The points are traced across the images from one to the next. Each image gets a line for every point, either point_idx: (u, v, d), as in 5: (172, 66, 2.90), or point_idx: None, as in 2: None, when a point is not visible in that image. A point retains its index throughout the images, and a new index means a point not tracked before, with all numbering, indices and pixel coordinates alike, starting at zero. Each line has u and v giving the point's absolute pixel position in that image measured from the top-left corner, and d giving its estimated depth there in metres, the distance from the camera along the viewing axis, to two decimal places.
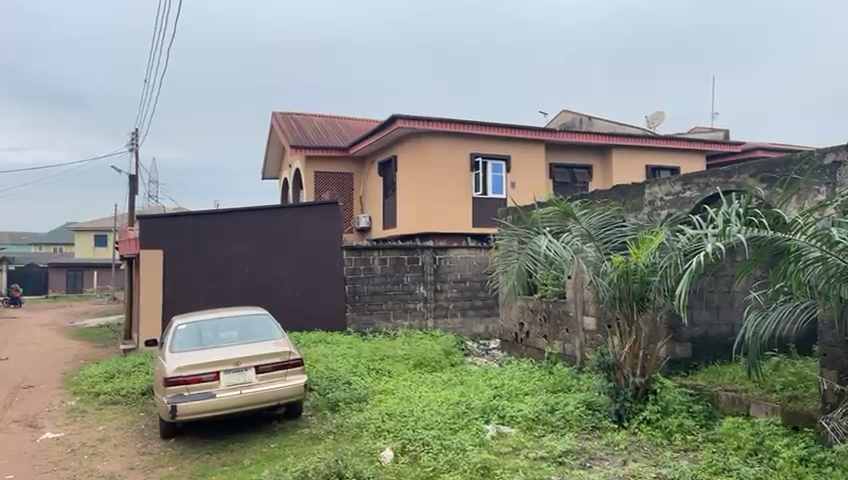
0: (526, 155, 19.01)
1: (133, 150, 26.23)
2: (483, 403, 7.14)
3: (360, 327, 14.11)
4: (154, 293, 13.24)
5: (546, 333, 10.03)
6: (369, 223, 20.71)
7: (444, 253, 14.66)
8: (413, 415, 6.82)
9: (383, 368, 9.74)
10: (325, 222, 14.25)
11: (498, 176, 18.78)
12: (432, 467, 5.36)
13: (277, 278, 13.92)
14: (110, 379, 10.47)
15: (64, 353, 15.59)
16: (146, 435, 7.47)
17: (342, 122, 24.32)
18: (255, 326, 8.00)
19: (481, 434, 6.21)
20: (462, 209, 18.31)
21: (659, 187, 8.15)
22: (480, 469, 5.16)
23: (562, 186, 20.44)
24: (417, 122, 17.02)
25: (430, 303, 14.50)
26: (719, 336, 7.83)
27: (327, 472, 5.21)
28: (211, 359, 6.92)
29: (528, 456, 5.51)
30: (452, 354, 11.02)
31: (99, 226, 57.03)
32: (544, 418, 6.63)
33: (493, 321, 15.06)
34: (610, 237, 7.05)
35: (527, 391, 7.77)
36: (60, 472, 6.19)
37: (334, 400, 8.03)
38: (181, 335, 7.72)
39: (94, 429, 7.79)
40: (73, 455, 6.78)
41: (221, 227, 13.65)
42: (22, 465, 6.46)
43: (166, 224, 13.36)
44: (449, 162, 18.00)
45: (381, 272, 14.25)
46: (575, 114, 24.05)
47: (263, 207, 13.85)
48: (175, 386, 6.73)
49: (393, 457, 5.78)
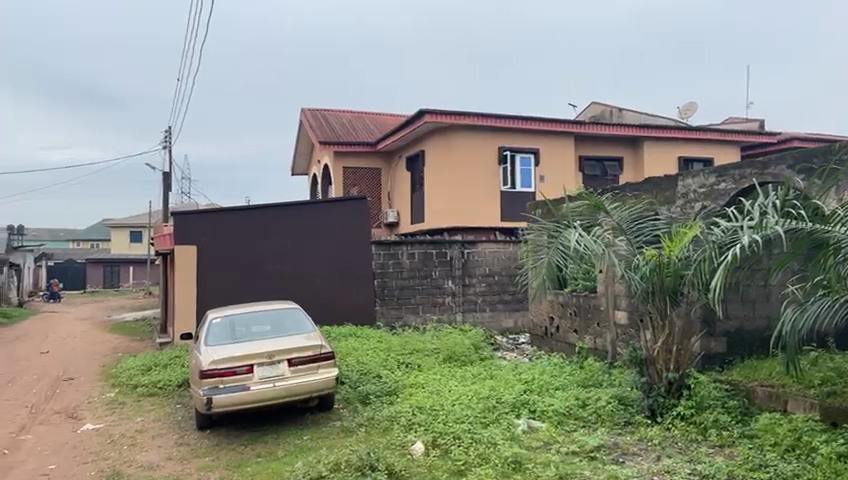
0: (555, 148, 18.86)
1: (166, 148, 26.71)
2: (514, 398, 7.12)
3: (389, 321, 14.23)
4: (188, 287, 13.46)
5: (577, 328, 9.95)
6: (397, 217, 20.76)
7: (472, 247, 14.68)
8: (443, 409, 6.83)
9: (412, 362, 9.78)
10: (354, 217, 14.31)
11: (527, 169, 18.71)
12: (463, 461, 5.37)
13: (307, 272, 14.06)
14: (146, 372, 10.71)
15: (101, 346, 15.97)
16: (182, 427, 7.61)
17: (370, 118, 24.41)
18: (287, 320, 8.11)
19: (512, 428, 6.20)
20: (491, 204, 18.22)
21: (692, 179, 7.99)
22: (511, 463, 5.16)
23: (593, 180, 20.22)
24: (445, 116, 17.01)
25: (458, 297, 14.54)
26: (754, 331, 7.70)
27: (360, 464, 5.25)
28: (244, 353, 7.04)
29: (560, 450, 5.48)
30: (481, 349, 11.01)
31: (134, 223, 58.19)
32: (575, 413, 6.58)
33: (522, 315, 15.00)
34: (643, 230, 6.98)
35: (557, 386, 7.72)
36: (100, 463, 6.35)
37: (365, 393, 8.12)
38: (215, 329, 7.86)
39: (132, 421, 7.99)
40: (111, 446, 6.96)
41: (253, 223, 13.83)
42: (63, 456, 6.64)
43: (199, 220, 13.55)
44: (477, 157, 17.96)
45: (409, 266, 14.36)
46: (606, 106, 23.77)
47: (293, 203, 13.98)
48: (210, 378, 6.85)
49: (424, 450, 5.82)
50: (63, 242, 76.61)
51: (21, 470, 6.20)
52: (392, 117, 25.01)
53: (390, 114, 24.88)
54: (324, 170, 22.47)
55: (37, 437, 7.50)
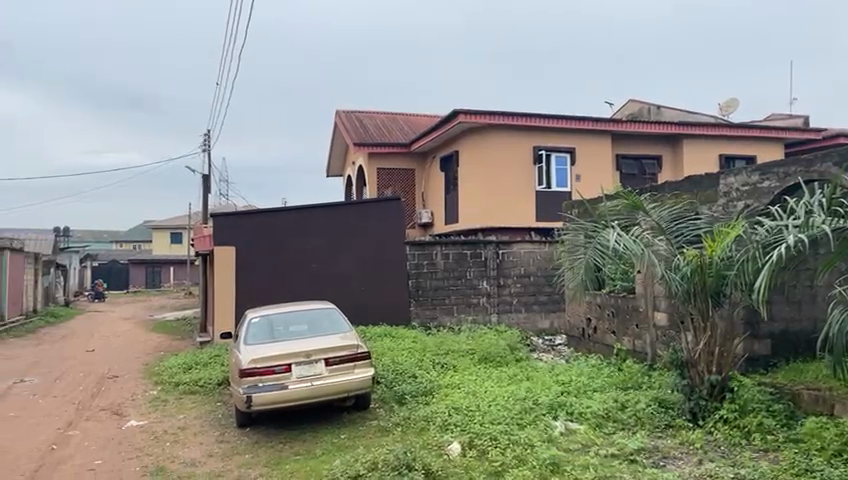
0: (591, 146, 18.64)
1: (205, 151, 27.25)
2: (551, 399, 7.06)
3: (423, 321, 14.26)
4: (227, 287, 13.71)
5: (615, 329, 9.82)
6: (431, 218, 20.79)
7: (507, 247, 14.60)
8: (479, 410, 6.81)
9: (448, 363, 9.76)
10: (389, 218, 14.38)
11: (562, 168, 18.54)
12: (500, 462, 5.35)
13: (342, 273, 14.18)
14: (188, 370, 10.95)
15: (144, 345, 16.37)
16: (223, 424, 7.76)
17: (404, 119, 24.49)
18: (323, 320, 8.20)
19: (549, 430, 6.15)
20: (525, 204, 18.08)
21: (735, 177, 7.80)
22: (549, 465, 5.12)
23: (630, 179, 19.90)
24: (479, 116, 16.97)
25: (493, 298, 14.48)
26: (800, 333, 7.48)
27: (396, 463, 5.26)
28: (282, 351, 7.13)
29: (599, 453, 5.42)
30: (517, 350, 10.96)
31: (175, 224, 59.57)
32: (613, 415, 6.50)
33: (558, 316, 14.86)
34: (682, 230, 6.87)
35: (595, 388, 7.63)
36: (145, 459, 6.51)
37: (400, 393, 8.16)
38: (253, 328, 7.99)
39: (174, 418, 8.17)
40: (155, 442, 7.14)
41: (290, 224, 14.00)
42: (110, 452, 6.82)
43: (238, 222, 13.79)
44: (511, 157, 17.87)
45: (443, 267, 14.36)
46: (643, 104, 23.40)
47: (328, 204, 14.10)
48: (249, 377, 6.96)
49: (460, 450, 5.82)
50: (107, 243, 78.71)
51: (69, 465, 6.39)
52: (426, 118, 25.06)
53: (424, 115, 24.93)
54: (359, 171, 22.63)
55: (84, 433, 7.72)
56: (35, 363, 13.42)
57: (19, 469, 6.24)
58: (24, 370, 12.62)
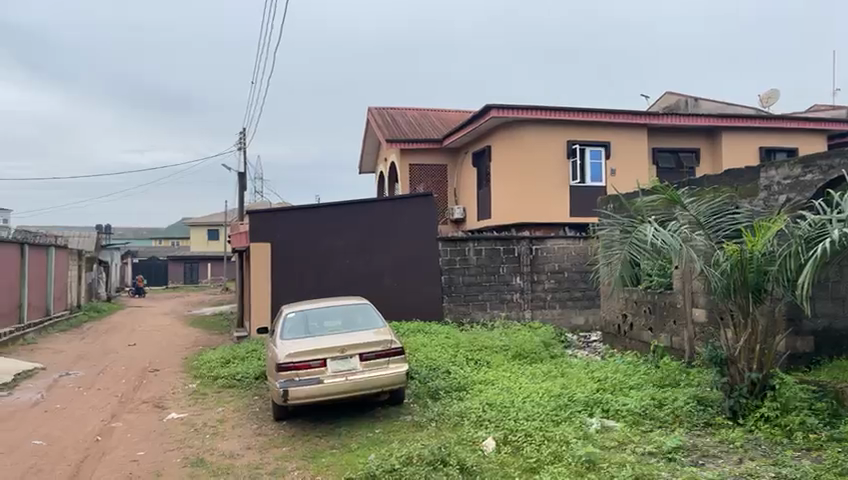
0: (627, 140, 18.38)
1: (241, 149, 27.67)
2: (587, 396, 6.99)
3: (456, 317, 14.26)
4: (263, 283, 13.91)
5: (652, 326, 9.67)
6: (463, 214, 20.75)
7: (540, 243, 14.50)
8: (513, 407, 6.78)
9: (482, 359, 9.74)
10: (421, 213, 14.40)
11: (597, 162, 18.30)
12: (535, 458, 5.33)
13: (376, 269, 14.25)
14: (226, 364, 11.17)
15: (183, 339, 16.73)
16: (261, 417, 7.90)
17: (436, 115, 24.47)
18: (357, 316, 8.27)
19: (584, 427, 6.09)
20: (559, 199, 17.89)
21: (776, 170, 7.59)
22: (584, 462, 5.07)
23: (666, 172, 19.57)
24: (512, 111, 16.87)
25: (527, 294, 14.40)
26: (844, 330, 7.28)
27: (432, 458, 5.29)
28: (318, 346, 7.22)
29: (635, 451, 5.35)
30: (551, 346, 10.88)
31: (212, 221, 60.70)
32: (651, 413, 6.40)
33: (593, 312, 14.70)
34: (722, 224, 6.74)
35: (632, 385, 7.54)
36: (185, 450, 6.67)
37: (434, 388, 8.18)
38: (289, 324, 8.10)
39: (213, 411, 8.34)
40: (195, 434, 7.30)
41: (323, 220, 14.13)
42: (151, 443, 7.01)
43: (272, 219, 13.97)
44: (545, 152, 17.71)
45: (476, 262, 14.33)
46: (681, 96, 22.96)
47: (361, 201, 14.19)
48: (285, 371, 7.07)
49: (495, 446, 5.80)
50: (147, 241, 80.53)
51: (113, 455, 6.58)
52: (458, 114, 25.01)
53: (456, 111, 24.90)
54: (391, 167, 22.72)
55: (127, 424, 7.94)
56: (80, 357, 13.83)
57: (66, 459, 6.44)
58: (70, 363, 13.02)
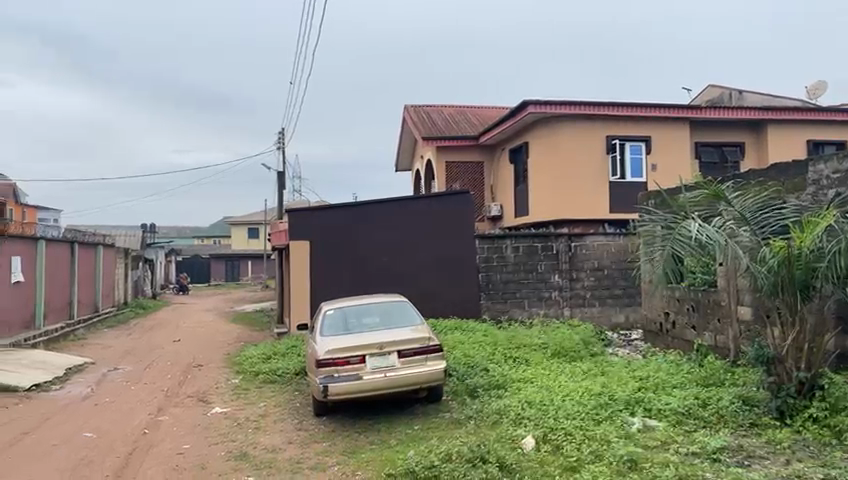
0: (668, 135, 18.02)
1: (280, 149, 28.07)
2: (628, 395, 6.88)
3: (494, 315, 14.21)
4: (303, 281, 14.08)
5: (695, 324, 9.47)
6: (501, 211, 20.63)
7: (579, 240, 14.34)
8: (553, 405, 6.73)
9: (520, 356, 9.69)
10: (459, 211, 14.40)
11: (637, 158, 17.99)
12: (576, 457, 5.27)
13: (413, 266, 14.31)
14: (267, 360, 11.36)
15: (225, 336, 17.07)
16: (302, 413, 8.01)
17: (473, 112, 24.37)
18: (395, 313, 8.32)
19: (626, 426, 6.00)
20: (599, 195, 17.63)
21: (825, 164, 7.36)
22: (626, 462, 5.00)
23: (708, 167, 19.04)
24: (549, 107, 16.73)
25: (566, 291, 14.25)
26: None
27: (471, 456, 5.29)
28: (356, 343, 7.28)
29: (678, 451, 5.25)
30: (591, 345, 10.75)
31: (252, 220, 61.74)
32: (694, 413, 6.28)
33: (634, 310, 14.48)
34: (768, 220, 6.51)
35: (675, 384, 7.40)
36: (229, 444, 6.81)
37: (472, 386, 8.17)
38: (328, 321, 8.19)
39: (256, 406, 8.50)
40: (238, 428, 7.45)
41: (360, 219, 14.23)
42: (196, 437, 7.17)
43: (310, 217, 14.12)
44: (583, 148, 17.49)
45: (514, 260, 14.24)
46: (724, 89, 22.42)
47: (398, 199, 14.26)
48: (325, 367, 7.15)
49: (534, 445, 5.77)
50: (190, 240, 82.33)
51: (160, 448, 6.76)
52: (495, 110, 24.86)
53: (492, 108, 24.79)
54: (427, 165, 22.74)
55: (173, 418, 8.14)
56: (127, 352, 14.23)
57: (115, 452, 6.64)
58: (118, 358, 13.41)
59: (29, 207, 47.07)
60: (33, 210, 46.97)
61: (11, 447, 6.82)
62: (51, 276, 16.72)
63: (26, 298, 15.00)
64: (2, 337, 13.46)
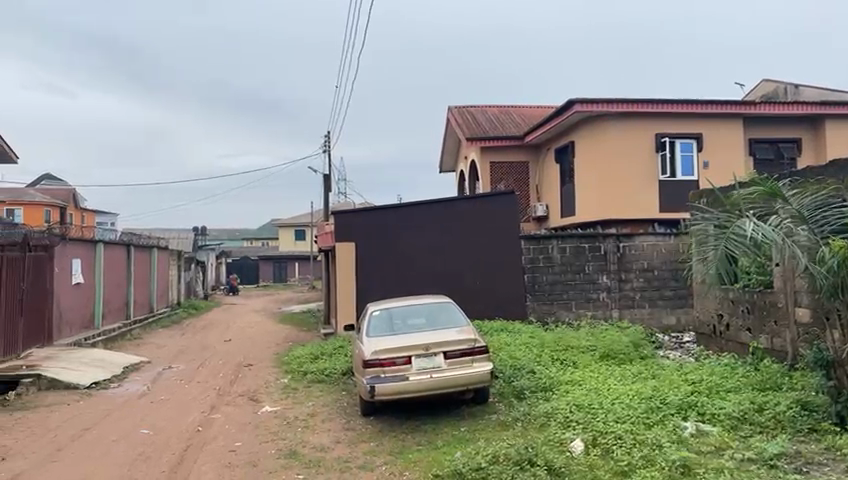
0: (720, 131, 17.53)
1: (325, 152, 28.47)
2: (680, 399, 6.71)
3: (541, 316, 14.06)
4: (348, 283, 14.23)
5: (751, 326, 9.16)
6: (546, 211, 20.40)
7: (628, 240, 14.06)
8: (603, 408, 6.61)
9: (567, 358, 9.58)
10: (504, 211, 14.33)
11: (688, 155, 17.59)
12: (626, 461, 5.17)
13: (458, 267, 14.29)
14: (314, 360, 11.52)
15: (274, 336, 17.40)
16: (350, 412, 8.09)
17: (518, 112, 24.20)
18: (441, 314, 8.32)
19: (678, 431, 5.85)
20: (647, 195, 17.25)
21: None
22: (679, 467, 4.88)
23: (763, 164, 18.45)
24: (596, 105, 16.46)
25: (614, 293, 14.00)
26: None
27: (519, 458, 5.25)
28: (402, 344, 7.31)
29: (733, 457, 5.09)
30: (641, 347, 10.53)
31: (299, 222, 62.77)
32: (750, 418, 6.08)
33: (685, 312, 14.11)
34: (828, 218, 6.29)
35: (729, 388, 7.18)
36: (279, 442, 6.93)
37: (519, 388, 8.09)
38: (374, 322, 8.26)
39: (304, 405, 8.63)
40: (288, 427, 7.58)
41: (405, 220, 14.28)
42: (247, 435, 7.33)
43: (356, 219, 14.25)
44: (631, 146, 17.15)
45: (560, 261, 14.07)
46: (779, 83, 21.69)
47: (442, 200, 14.27)
48: (372, 368, 7.21)
49: (583, 448, 5.68)
50: (238, 242, 84.30)
51: (213, 446, 6.92)
52: (541, 110, 24.63)
53: (537, 107, 24.58)
54: (472, 166, 22.68)
55: (225, 416, 8.34)
56: (181, 351, 14.64)
57: (170, 448, 6.84)
58: (172, 357, 13.82)
59: (88, 212, 48.96)
60: (92, 214, 48.80)
61: (73, 442, 7.10)
62: (109, 277, 17.34)
63: (86, 299, 15.60)
64: (64, 336, 14.02)
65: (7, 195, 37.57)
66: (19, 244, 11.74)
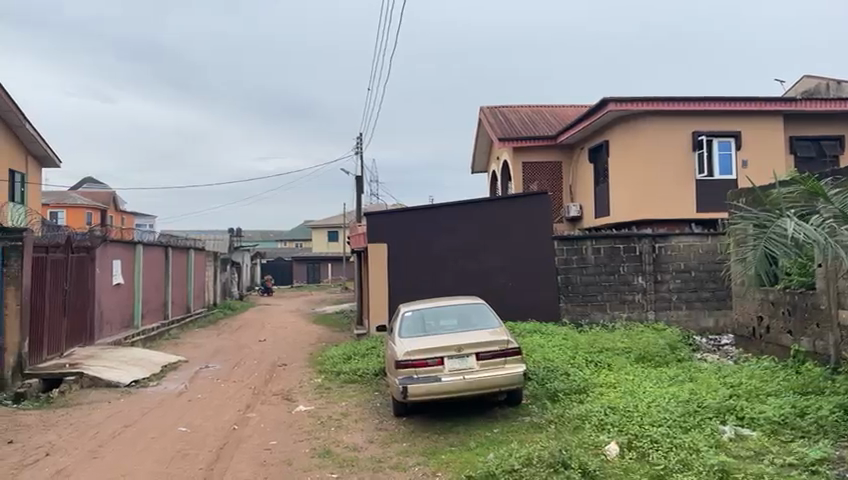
0: (760, 129, 17.10)
1: (358, 153, 28.65)
2: (719, 403, 6.57)
3: (574, 317, 13.91)
4: (381, 283, 14.31)
5: (792, 329, 8.92)
6: (579, 211, 20.19)
7: (664, 241, 13.83)
8: (639, 411, 6.51)
9: (602, 360, 9.46)
10: (536, 212, 14.23)
11: (726, 154, 17.17)
12: (663, 465, 5.08)
13: (489, 268, 14.24)
14: (347, 360, 11.61)
15: (307, 336, 17.59)
16: (382, 412, 8.13)
17: (550, 112, 24.01)
18: (473, 315, 8.30)
19: (716, 435, 5.72)
20: (683, 194, 16.94)
21: None
22: (717, 472, 4.77)
23: (805, 162, 17.99)
24: (631, 104, 16.25)
25: (650, 294, 13.78)
26: None
27: (552, 461, 5.20)
28: (434, 345, 7.31)
29: (773, 462, 4.97)
30: (678, 349, 10.36)
31: (332, 223, 63.32)
32: (792, 422, 5.91)
33: (724, 314, 13.81)
34: None
35: (770, 392, 7.01)
36: (313, 441, 7.00)
37: (553, 390, 8.02)
38: (407, 323, 8.28)
39: (338, 405, 8.69)
40: (322, 426, 7.65)
41: (436, 222, 14.29)
42: (282, 433, 7.41)
43: (387, 221, 14.30)
44: (666, 145, 16.87)
45: (594, 262, 13.90)
46: (821, 79, 21.08)
47: (474, 201, 14.23)
48: (404, 368, 7.23)
49: (619, 451, 5.61)
50: (273, 243, 85.50)
51: (248, 444, 7.03)
52: (573, 109, 24.39)
53: (570, 107, 24.36)
54: (504, 166, 22.58)
55: (260, 415, 8.46)
56: (218, 351, 14.89)
57: (207, 446, 6.97)
58: (209, 356, 14.09)
59: (128, 214, 50.25)
60: (131, 216, 50.08)
61: (114, 439, 7.29)
62: (147, 278, 17.75)
63: (125, 299, 15.99)
64: (105, 336, 14.39)
65: (51, 198, 38.79)
66: (63, 245, 12.09)
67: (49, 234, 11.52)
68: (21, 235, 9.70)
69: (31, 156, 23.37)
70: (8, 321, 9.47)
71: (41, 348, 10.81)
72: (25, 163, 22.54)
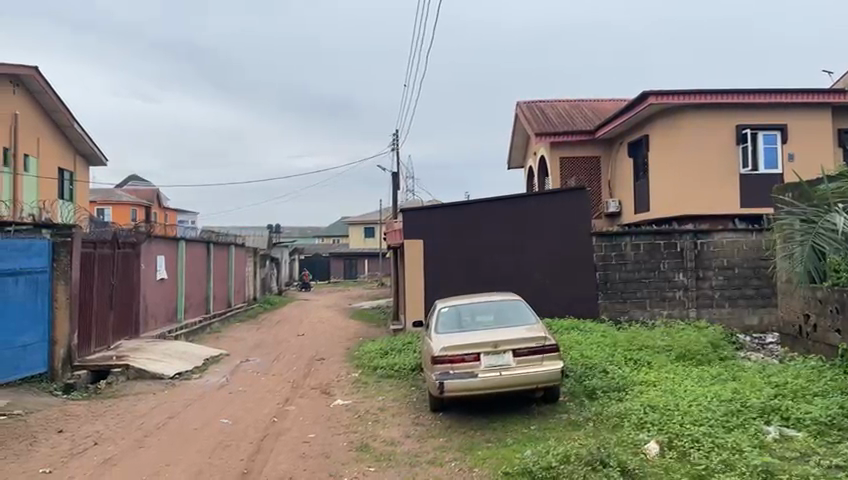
0: (806, 122, 16.58)
1: (394, 150, 28.75)
2: (763, 403, 6.40)
3: (613, 315, 13.72)
4: (417, 280, 14.34)
5: (840, 328, 8.64)
6: (618, 207, 19.91)
7: (705, 237, 13.53)
8: (680, 409, 6.40)
9: (641, 358, 9.31)
10: (574, 207, 14.08)
11: (771, 148, 16.68)
12: (704, 465, 4.99)
13: (526, 264, 14.15)
14: (384, 355, 11.70)
15: (344, 331, 17.78)
16: (419, 408, 8.17)
17: (588, 106, 23.69)
18: (510, 311, 8.28)
19: (760, 436, 5.58)
20: (726, 189, 16.55)
21: None
22: (761, 473, 4.66)
23: None
24: (671, 97, 15.96)
25: (692, 291, 13.51)
26: None
27: (590, 458, 5.14)
28: (471, 341, 7.32)
29: (820, 463, 4.83)
30: (720, 348, 10.14)
31: (369, 219, 63.79)
32: (839, 423, 5.74)
33: (769, 312, 13.44)
34: None
35: (817, 392, 6.80)
36: (351, 435, 7.08)
37: (591, 388, 7.93)
38: (444, 319, 8.30)
39: (374, 399, 8.78)
40: (359, 420, 7.73)
41: (474, 217, 14.26)
42: (320, 427, 7.52)
43: (425, 217, 14.33)
44: (708, 139, 16.49)
45: (634, 258, 13.69)
46: None
47: (511, 196, 14.15)
48: (441, 364, 7.25)
49: (659, 451, 5.51)
50: (311, 239, 86.50)
51: (288, 436, 7.15)
52: (612, 103, 24.04)
53: (608, 101, 24.02)
54: (541, 161, 22.40)
55: (298, 408, 8.60)
56: (257, 345, 15.17)
57: (248, 438, 7.12)
58: (249, 350, 14.35)
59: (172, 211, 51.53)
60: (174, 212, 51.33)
61: (159, 430, 7.49)
62: (190, 273, 18.19)
63: (169, 294, 16.41)
64: (150, 329, 14.80)
65: (98, 195, 40.05)
66: (109, 242, 12.47)
67: (96, 230, 11.89)
68: (70, 231, 10.06)
69: (80, 156, 24.14)
70: (58, 314, 9.81)
71: (90, 341, 11.18)
72: (74, 163, 23.30)
